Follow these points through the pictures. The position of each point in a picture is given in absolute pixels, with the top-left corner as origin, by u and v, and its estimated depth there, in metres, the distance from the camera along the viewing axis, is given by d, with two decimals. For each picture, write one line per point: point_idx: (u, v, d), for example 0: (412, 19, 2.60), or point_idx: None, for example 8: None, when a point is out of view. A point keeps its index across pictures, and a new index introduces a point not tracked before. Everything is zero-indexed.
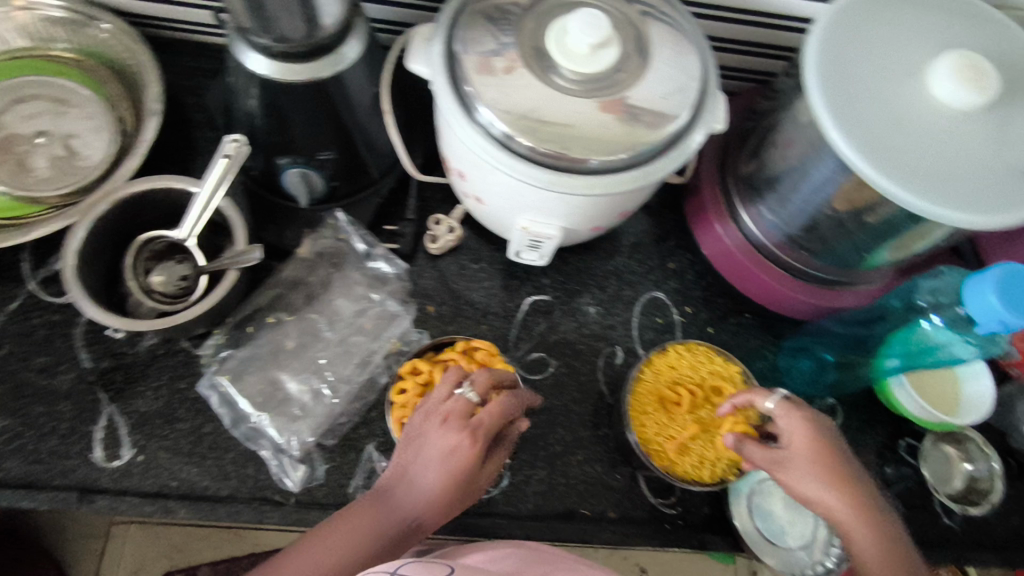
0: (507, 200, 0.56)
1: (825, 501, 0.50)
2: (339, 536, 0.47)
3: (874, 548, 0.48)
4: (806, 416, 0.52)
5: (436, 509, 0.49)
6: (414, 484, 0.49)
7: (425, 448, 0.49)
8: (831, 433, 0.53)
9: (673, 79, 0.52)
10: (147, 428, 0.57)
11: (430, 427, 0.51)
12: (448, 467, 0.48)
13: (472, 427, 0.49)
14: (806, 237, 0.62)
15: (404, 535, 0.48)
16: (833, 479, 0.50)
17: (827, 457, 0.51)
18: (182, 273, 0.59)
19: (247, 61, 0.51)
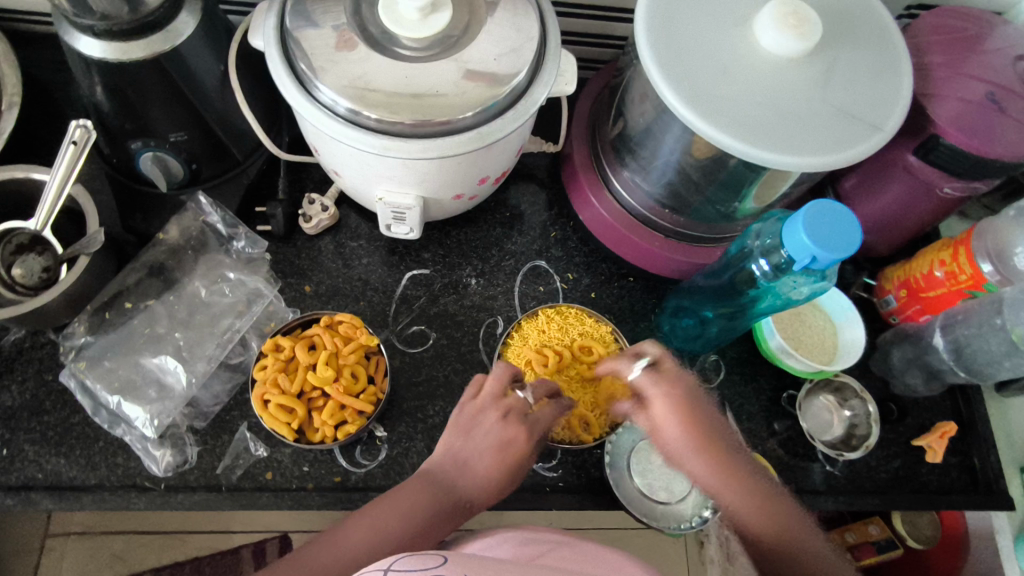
0: (359, 172, 0.57)
1: (691, 466, 0.51)
2: (380, 518, 0.48)
3: (742, 503, 0.50)
4: (669, 385, 0.51)
5: (489, 494, 0.52)
6: (463, 469, 0.51)
7: (483, 438, 0.52)
8: (697, 394, 0.52)
9: (505, 40, 0.52)
10: (11, 422, 0.57)
11: (486, 419, 0.53)
12: (500, 452, 0.52)
13: (530, 423, 0.53)
14: (670, 195, 0.63)
15: (453, 515, 0.50)
16: (696, 443, 0.50)
17: (691, 424, 0.51)
18: (42, 265, 0.58)
19: (78, 45, 0.50)
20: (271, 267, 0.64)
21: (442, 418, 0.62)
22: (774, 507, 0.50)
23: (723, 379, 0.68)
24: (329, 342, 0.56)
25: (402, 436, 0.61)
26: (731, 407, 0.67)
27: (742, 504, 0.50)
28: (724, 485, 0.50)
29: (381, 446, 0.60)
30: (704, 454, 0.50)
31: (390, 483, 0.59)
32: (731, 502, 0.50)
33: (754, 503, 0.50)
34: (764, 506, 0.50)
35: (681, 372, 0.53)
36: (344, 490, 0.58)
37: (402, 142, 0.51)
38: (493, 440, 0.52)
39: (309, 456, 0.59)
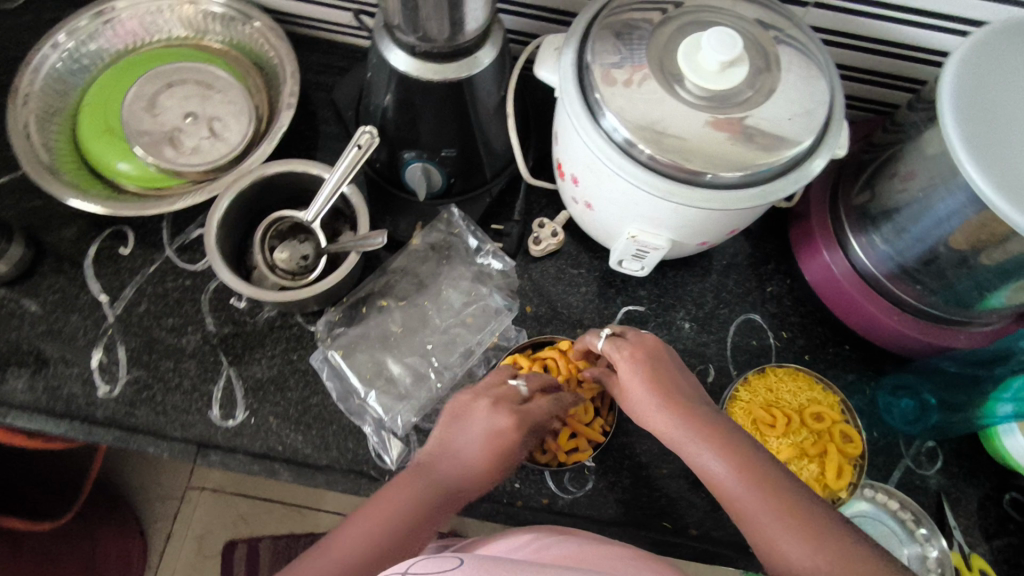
0: (619, 208, 0.58)
1: (661, 425, 0.51)
2: (370, 515, 0.50)
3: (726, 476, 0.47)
4: (634, 345, 0.55)
5: (482, 482, 0.53)
6: (454, 458, 0.53)
7: (472, 425, 0.54)
8: (664, 361, 0.55)
9: (799, 102, 0.52)
10: (260, 393, 0.61)
11: (478, 408, 0.55)
12: (490, 437, 0.53)
13: (517, 411, 0.54)
14: (922, 269, 0.61)
15: (446, 503, 0.52)
16: (657, 391, 0.52)
17: (643, 375, 0.53)
18: (304, 252, 0.63)
19: (389, 56, 0.54)
20: (502, 283, 0.67)
21: (648, 459, 0.62)
22: (751, 464, 0.47)
23: (941, 468, 0.64)
24: (564, 366, 0.60)
25: (610, 469, 0.61)
26: (948, 501, 0.63)
27: (730, 470, 0.47)
28: (699, 444, 0.49)
29: (589, 476, 0.61)
30: (678, 409, 0.51)
31: (595, 514, 0.60)
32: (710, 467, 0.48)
33: (714, 458, 0.48)
34: (759, 479, 0.46)
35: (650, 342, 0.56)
36: (552, 514, 0.59)
37: (685, 189, 0.52)
38: (483, 426, 0.53)
39: (521, 473, 0.60)
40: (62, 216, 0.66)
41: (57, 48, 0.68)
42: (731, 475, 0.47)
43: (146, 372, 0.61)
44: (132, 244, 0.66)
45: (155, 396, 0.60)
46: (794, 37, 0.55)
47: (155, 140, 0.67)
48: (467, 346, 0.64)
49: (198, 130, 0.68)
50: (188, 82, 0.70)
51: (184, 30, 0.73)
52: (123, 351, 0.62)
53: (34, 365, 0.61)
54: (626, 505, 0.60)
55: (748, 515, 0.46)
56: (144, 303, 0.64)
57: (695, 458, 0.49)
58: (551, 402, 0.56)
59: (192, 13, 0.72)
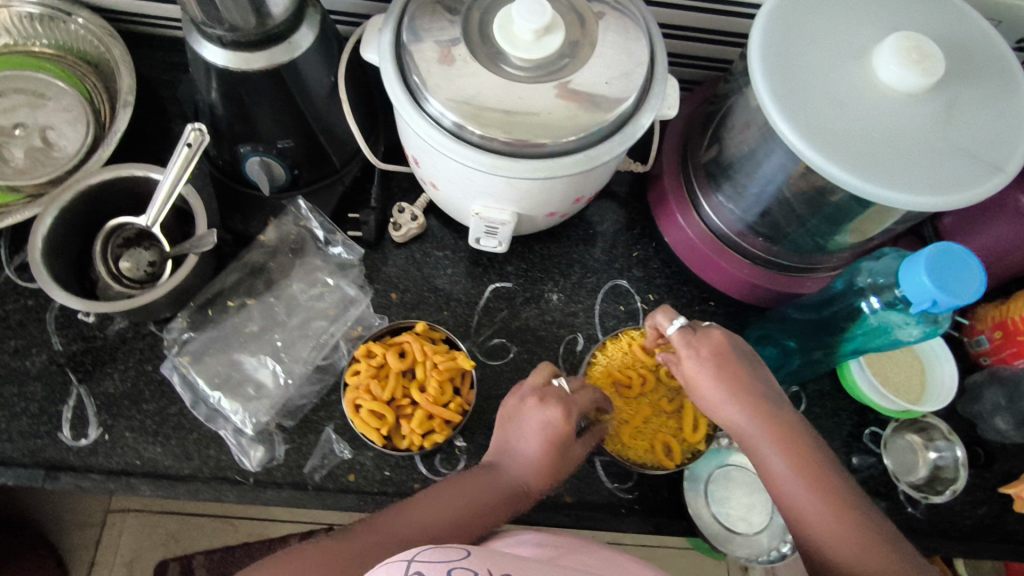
0: (459, 186, 0.57)
1: (739, 425, 0.50)
2: (418, 520, 0.48)
3: (787, 472, 0.47)
4: (704, 340, 0.51)
5: (543, 477, 0.52)
6: (519, 460, 0.52)
7: (526, 424, 0.53)
8: (740, 352, 0.52)
9: (617, 64, 0.53)
10: (113, 408, 0.59)
11: (524, 407, 0.54)
12: (566, 431, 0.52)
13: (567, 403, 0.53)
14: (764, 223, 0.63)
15: (516, 503, 0.51)
16: (728, 390, 0.50)
17: (721, 374, 0.50)
18: (149, 259, 0.61)
19: (202, 52, 0.52)
20: (363, 272, 0.66)
21: None
22: (806, 457, 0.47)
23: (804, 411, 0.66)
24: (419, 350, 0.58)
25: (482, 447, 0.62)
26: None
27: (785, 464, 0.47)
28: (766, 445, 0.48)
29: (460, 455, 0.61)
30: (753, 411, 0.49)
31: None
32: (777, 464, 0.47)
33: (778, 458, 0.47)
34: (812, 470, 0.47)
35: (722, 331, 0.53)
36: None
37: (512, 161, 0.52)
38: (543, 421, 0.52)
39: (390, 461, 0.60)
40: None
41: None
42: (777, 467, 0.47)
43: None
44: None
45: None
46: None
47: None
48: (331, 339, 0.63)
49: (29, 140, 0.65)
50: (17, 92, 0.66)
51: (5, 35, 0.67)
52: None
53: None
54: None
55: (794, 504, 0.46)
56: None
57: (767, 459, 0.48)
58: (719, 356, 0.51)
59: (6, 16, 0.66)
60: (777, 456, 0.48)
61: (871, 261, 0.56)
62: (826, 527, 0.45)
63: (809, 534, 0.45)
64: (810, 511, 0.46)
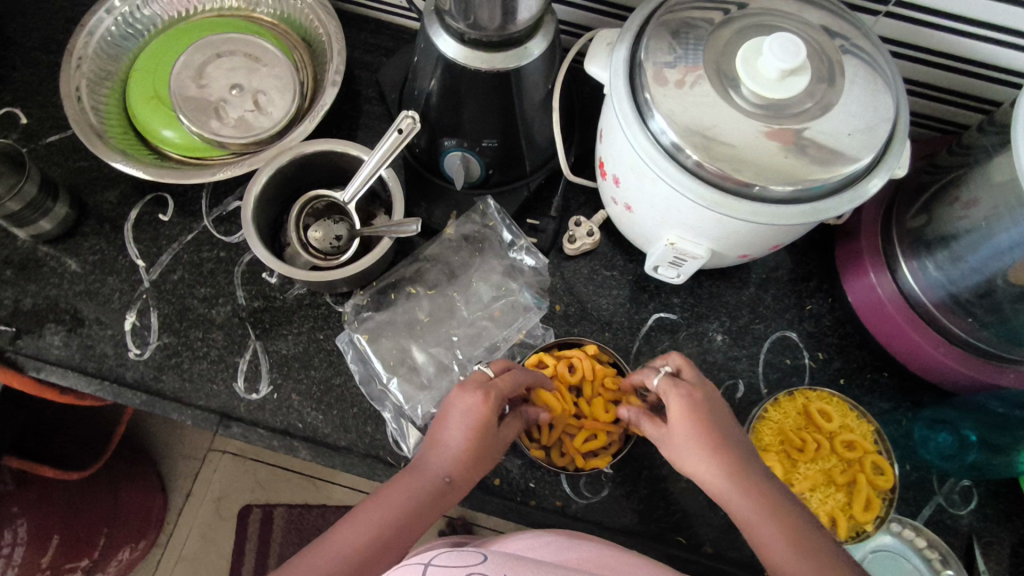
0: (660, 213, 0.56)
1: (715, 480, 0.48)
2: (380, 508, 0.48)
3: (753, 514, 0.45)
4: (691, 386, 0.51)
5: (467, 468, 0.51)
6: (441, 448, 0.51)
7: (452, 413, 0.52)
8: (720, 412, 0.51)
9: (861, 118, 0.50)
10: (284, 369, 0.62)
11: (452, 397, 0.53)
12: (471, 425, 0.51)
13: (491, 389, 0.52)
14: (975, 302, 0.58)
15: (440, 496, 0.50)
16: (705, 439, 0.48)
17: (697, 427, 0.49)
18: (338, 233, 0.63)
19: (438, 43, 0.53)
20: (531, 279, 0.66)
21: (667, 471, 0.60)
22: (782, 508, 0.45)
23: (975, 509, 0.61)
24: (591, 368, 0.58)
25: (627, 477, 0.60)
26: (979, 543, 0.60)
27: (764, 517, 0.45)
28: (738, 495, 0.46)
29: (605, 482, 0.60)
30: (724, 459, 0.48)
31: (609, 521, 0.59)
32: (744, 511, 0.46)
33: (760, 511, 0.45)
34: (780, 512, 0.45)
35: (704, 383, 0.52)
36: (565, 517, 0.59)
37: (730, 199, 0.50)
38: (457, 413, 0.51)
39: (536, 473, 0.59)
40: (107, 178, 0.67)
41: (112, 12, 0.68)
42: (762, 523, 0.45)
43: (176, 338, 0.62)
44: (171, 211, 0.66)
45: (183, 363, 0.61)
46: (862, 48, 0.52)
47: (199, 110, 0.67)
48: (493, 340, 0.64)
49: (243, 103, 0.68)
50: (235, 54, 0.69)
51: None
52: (155, 317, 0.63)
53: (70, 322, 0.62)
54: (640, 515, 0.59)
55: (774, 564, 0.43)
56: (179, 270, 0.65)
57: (727, 499, 0.47)
58: (697, 402, 0.50)
59: None
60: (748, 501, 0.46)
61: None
62: None
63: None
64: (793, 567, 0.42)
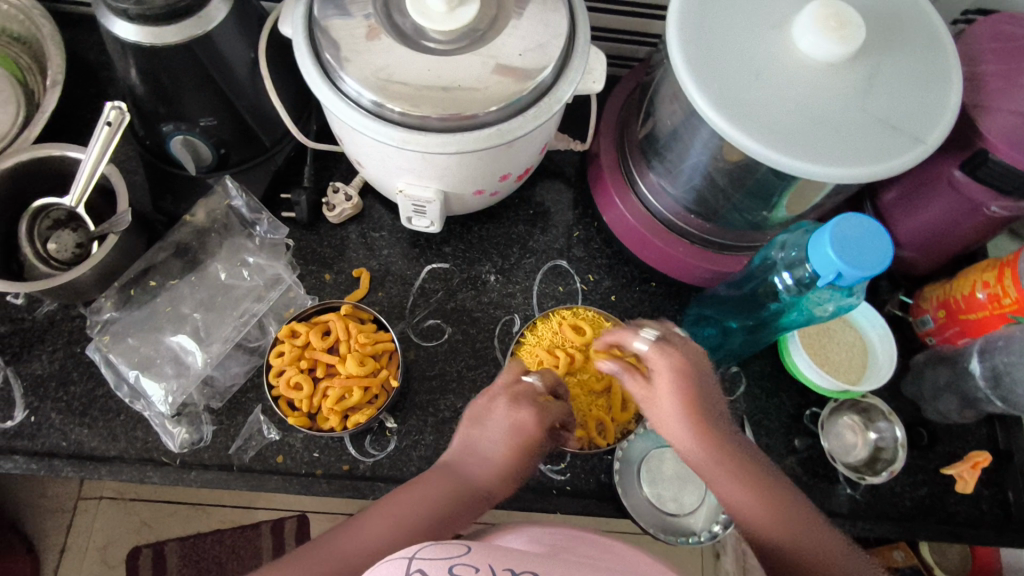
0: (380, 163, 0.56)
1: (702, 462, 0.47)
2: (360, 538, 0.45)
3: (755, 506, 0.46)
4: (676, 355, 0.49)
5: (505, 483, 0.50)
6: (473, 460, 0.49)
7: (493, 424, 0.50)
8: (705, 372, 0.50)
9: (531, 37, 0.52)
10: (40, 390, 0.59)
11: (495, 407, 0.51)
12: (517, 435, 0.50)
13: (542, 407, 0.51)
14: (699, 200, 0.61)
15: (474, 506, 0.48)
16: (693, 421, 0.48)
17: (688, 406, 0.48)
18: (76, 241, 0.61)
19: (114, 28, 0.51)
20: (295, 253, 0.65)
21: (451, 414, 0.62)
22: (775, 499, 0.46)
23: (742, 392, 0.65)
24: (342, 329, 0.58)
25: (413, 428, 0.61)
26: (751, 422, 0.64)
27: (759, 507, 0.46)
28: (728, 483, 0.47)
29: (390, 437, 0.60)
30: (711, 442, 0.47)
31: (399, 474, 0.59)
32: (729, 492, 0.47)
33: (727, 475, 0.47)
34: (766, 497, 0.46)
35: (691, 349, 0.51)
36: (354, 478, 0.59)
37: (422, 135, 0.51)
38: (505, 428, 0.50)
39: (320, 442, 0.60)
40: None
41: None
42: (728, 493, 0.47)
43: None
44: None
45: None
46: None
47: None
48: (262, 320, 0.63)
49: None
50: None
51: None
52: None
53: None
54: (428, 462, 0.60)
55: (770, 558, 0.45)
56: None
57: (722, 490, 0.47)
58: (687, 376, 0.48)
59: None
60: (710, 466, 0.47)
61: (788, 235, 0.54)
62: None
63: (757, 533, 0.45)
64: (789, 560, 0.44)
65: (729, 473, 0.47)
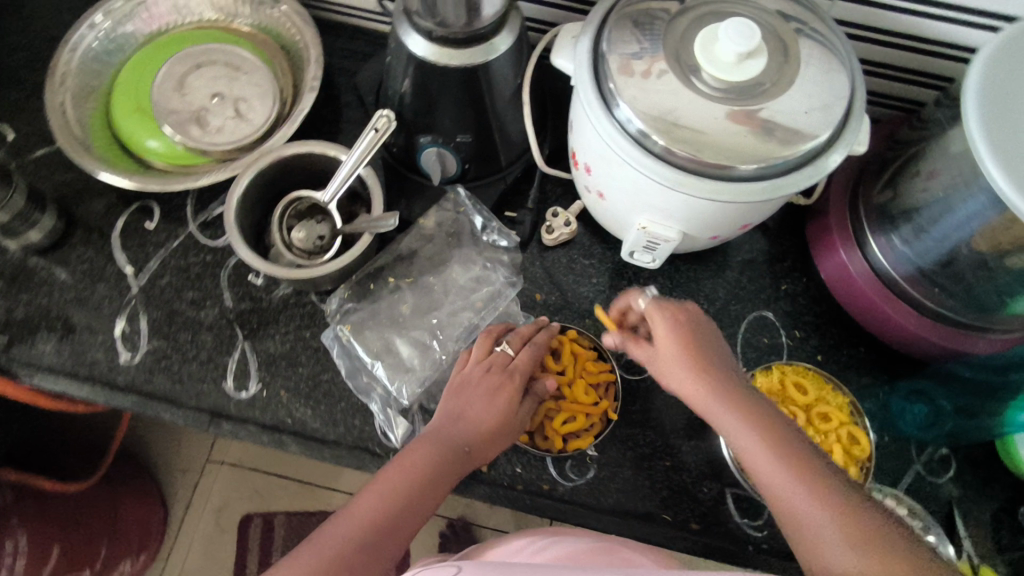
0: (630, 198, 0.58)
1: (737, 435, 0.49)
2: (385, 485, 0.52)
3: (772, 469, 0.46)
4: (669, 312, 0.55)
5: (487, 442, 0.57)
6: (463, 419, 0.57)
7: (470, 389, 0.58)
8: (702, 328, 0.55)
9: (817, 96, 0.52)
10: (272, 367, 0.63)
11: (472, 373, 0.60)
12: (496, 396, 0.58)
13: (511, 369, 0.59)
14: (942, 273, 0.59)
15: (461, 465, 0.55)
16: (684, 351, 0.53)
17: (683, 346, 0.53)
18: (320, 232, 0.65)
19: (407, 42, 0.55)
20: (511, 269, 0.67)
21: (651, 450, 0.62)
22: (779, 443, 0.47)
23: (953, 477, 0.62)
24: (568, 356, 0.63)
25: (612, 460, 0.61)
26: (960, 510, 0.61)
27: (774, 464, 0.46)
28: (756, 441, 0.48)
29: (590, 464, 0.61)
30: (728, 398, 0.50)
31: (594, 502, 0.60)
32: (743, 440, 0.48)
33: (746, 432, 0.48)
34: (814, 479, 0.45)
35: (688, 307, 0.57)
36: (550, 499, 0.60)
37: (695, 180, 0.52)
38: (483, 391, 0.58)
39: (523, 457, 0.61)
40: (94, 189, 0.69)
41: (94, 28, 0.70)
42: (800, 498, 0.44)
43: (165, 342, 0.64)
44: (158, 219, 0.68)
45: (173, 365, 0.63)
46: (816, 29, 0.54)
47: (183, 119, 0.69)
48: (476, 331, 0.65)
49: (224, 110, 0.70)
50: (217, 64, 0.72)
51: (214, 12, 0.76)
52: (144, 322, 0.64)
53: (61, 330, 0.63)
54: (626, 495, 0.60)
55: (790, 519, 0.44)
56: (167, 275, 0.66)
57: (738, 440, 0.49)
58: (681, 321, 0.54)
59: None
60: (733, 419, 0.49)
61: None
62: (855, 567, 0.40)
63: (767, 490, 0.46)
64: (821, 525, 0.43)
65: (773, 449, 0.47)
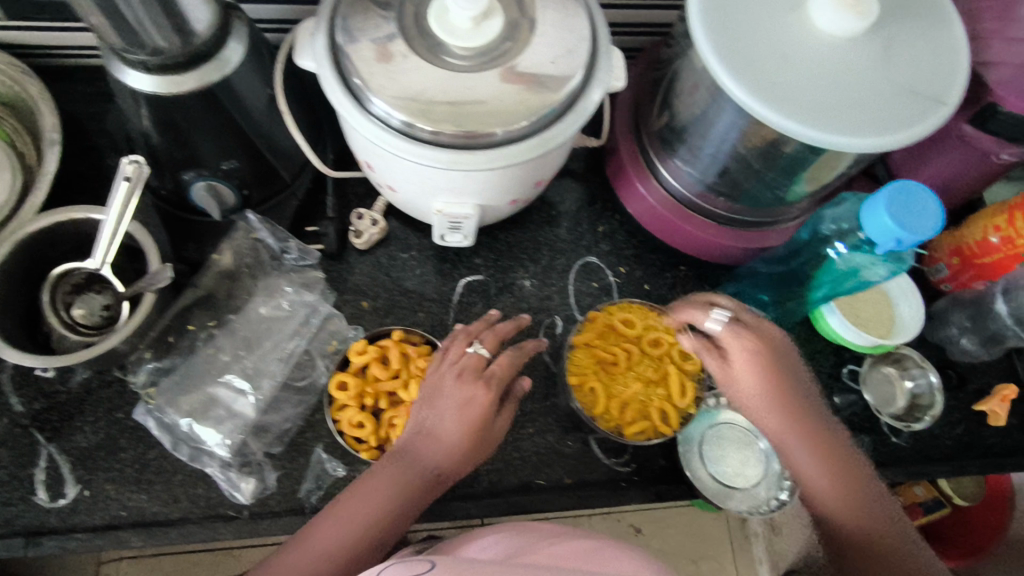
0: (417, 186, 0.56)
1: (775, 437, 0.56)
2: (348, 514, 0.49)
3: (814, 469, 0.54)
4: (740, 340, 0.54)
5: (457, 461, 0.52)
6: (428, 438, 0.52)
7: (443, 401, 0.53)
8: (783, 352, 0.55)
9: (560, 42, 0.52)
10: (89, 462, 0.57)
11: (445, 381, 0.54)
12: (469, 417, 0.52)
13: (486, 378, 0.54)
14: (722, 182, 0.63)
15: (431, 490, 0.51)
16: (769, 382, 0.54)
17: (768, 376, 0.54)
18: (103, 303, 0.58)
19: (126, 79, 0.49)
20: (329, 284, 0.64)
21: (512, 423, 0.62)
22: (815, 436, 0.55)
23: None
24: (398, 356, 0.59)
25: None
26: None
27: (815, 460, 0.54)
28: (788, 430, 0.55)
29: None
30: (782, 401, 0.55)
31: (470, 490, 0.60)
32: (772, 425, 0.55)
33: (806, 449, 0.54)
34: (828, 458, 0.54)
35: (757, 322, 0.56)
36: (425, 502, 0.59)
37: (467, 155, 0.51)
38: (454, 405, 0.52)
39: None
40: None
41: None
42: (817, 480, 0.54)
43: None
44: None
45: None
46: None
47: None
48: (308, 357, 0.62)
49: None
50: None
51: None
52: None
53: None
54: (498, 474, 0.60)
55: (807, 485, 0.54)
56: None
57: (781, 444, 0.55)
58: (759, 352, 0.54)
59: None
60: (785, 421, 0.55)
61: (835, 208, 0.60)
62: (829, 500, 0.53)
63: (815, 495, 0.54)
64: (823, 488, 0.53)
65: (825, 464, 0.54)
